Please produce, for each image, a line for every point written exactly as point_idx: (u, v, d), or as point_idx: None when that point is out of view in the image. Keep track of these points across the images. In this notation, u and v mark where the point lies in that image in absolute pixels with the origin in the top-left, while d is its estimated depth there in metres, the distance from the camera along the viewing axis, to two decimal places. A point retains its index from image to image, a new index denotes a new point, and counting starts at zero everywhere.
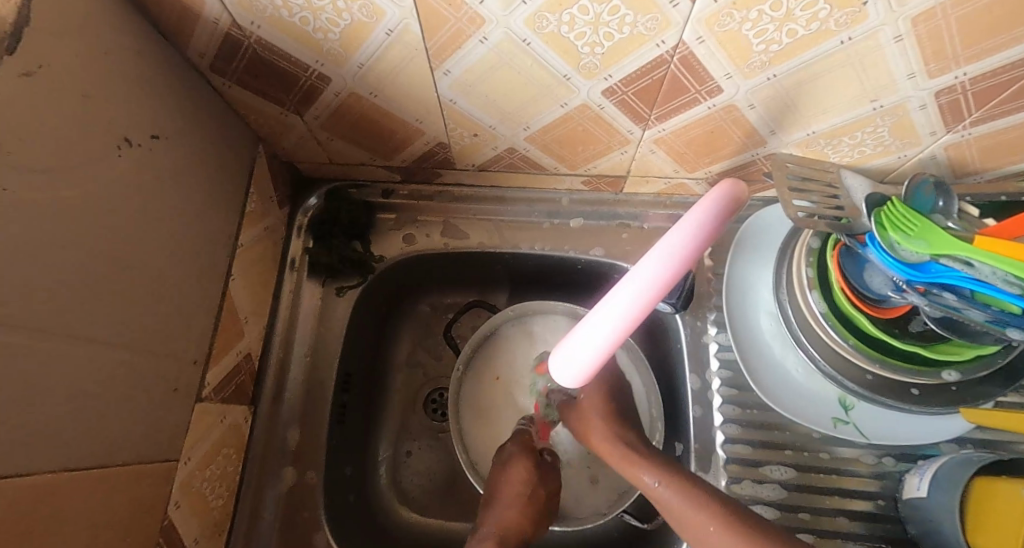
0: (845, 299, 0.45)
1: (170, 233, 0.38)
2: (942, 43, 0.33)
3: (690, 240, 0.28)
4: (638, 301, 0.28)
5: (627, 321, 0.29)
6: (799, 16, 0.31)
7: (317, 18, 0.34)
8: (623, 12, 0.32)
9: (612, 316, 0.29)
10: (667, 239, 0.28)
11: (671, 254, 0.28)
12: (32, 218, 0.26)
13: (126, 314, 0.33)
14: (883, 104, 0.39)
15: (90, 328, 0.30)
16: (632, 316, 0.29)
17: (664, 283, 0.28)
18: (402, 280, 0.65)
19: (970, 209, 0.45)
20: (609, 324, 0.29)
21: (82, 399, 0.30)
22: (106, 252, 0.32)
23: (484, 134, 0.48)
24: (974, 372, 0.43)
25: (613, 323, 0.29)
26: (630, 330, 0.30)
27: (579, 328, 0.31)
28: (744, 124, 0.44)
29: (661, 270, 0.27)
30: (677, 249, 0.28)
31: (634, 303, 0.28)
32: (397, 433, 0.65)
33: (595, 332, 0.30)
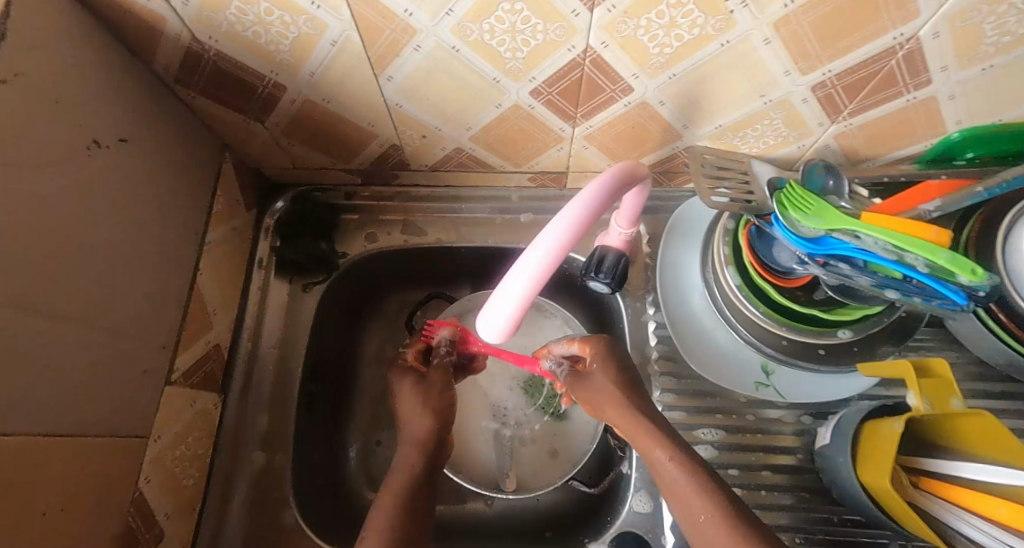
0: (756, 272, 0.51)
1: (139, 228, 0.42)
2: (804, 45, 0.39)
3: (590, 208, 0.33)
4: (548, 257, 0.33)
5: (540, 274, 0.33)
6: (681, 23, 0.37)
7: (268, 31, 0.38)
8: (534, 21, 0.37)
9: (527, 272, 0.33)
10: (571, 205, 0.32)
11: (557, 238, 0.32)
12: (9, 207, 0.30)
13: (98, 297, 0.37)
14: (771, 99, 0.45)
15: (62, 307, 0.34)
16: (539, 276, 0.33)
17: (569, 240, 0.32)
18: (368, 276, 0.69)
19: (861, 191, 0.52)
20: (511, 298, 0.35)
21: (56, 372, 0.33)
22: (83, 240, 0.36)
23: (431, 135, 0.53)
24: (865, 331, 0.49)
25: (529, 276, 0.33)
26: (542, 283, 0.34)
27: (489, 303, 0.36)
28: (660, 119, 0.49)
29: (548, 253, 0.32)
30: (563, 233, 0.32)
31: (543, 260, 0.33)
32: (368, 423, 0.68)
33: (499, 306, 0.35)
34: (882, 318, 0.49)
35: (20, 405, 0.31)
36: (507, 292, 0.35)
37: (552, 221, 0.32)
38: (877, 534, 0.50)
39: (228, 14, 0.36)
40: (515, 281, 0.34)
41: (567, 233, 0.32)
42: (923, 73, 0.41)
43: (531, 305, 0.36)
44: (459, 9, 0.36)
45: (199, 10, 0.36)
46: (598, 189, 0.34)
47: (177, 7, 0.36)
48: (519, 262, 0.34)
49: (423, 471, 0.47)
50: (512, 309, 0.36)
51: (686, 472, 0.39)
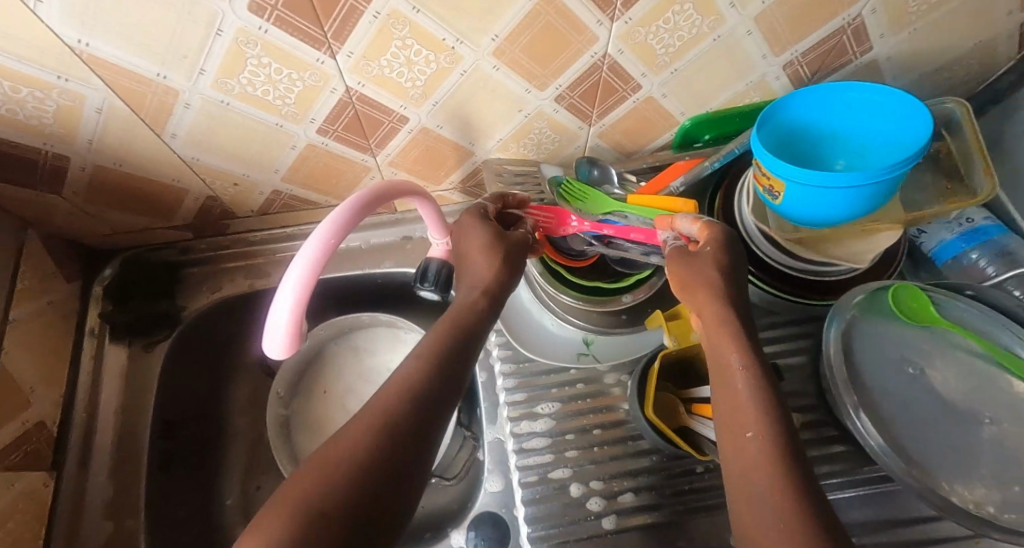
0: (551, 258, 0.59)
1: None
2: (526, 67, 0.47)
3: (341, 225, 0.37)
4: (304, 272, 0.35)
5: (302, 289, 0.35)
6: (417, 60, 0.44)
7: (24, 107, 0.40)
8: (286, 71, 0.42)
9: (289, 289, 0.35)
10: (321, 225, 0.36)
11: (304, 269, 0.35)
12: None
13: None
14: (529, 112, 0.54)
15: None
16: (302, 291, 0.36)
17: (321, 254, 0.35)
18: (220, 327, 0.70)
19: (631, 178, 0.63)
20: (277, 336, 0.36)
21: None
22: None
23: (242, 182, 0.56)
24: (643, 293, 0.58)
25: (293, 293, 0.35)
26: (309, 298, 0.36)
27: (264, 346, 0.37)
28: (447, 140, 0.56)
29: (298, 284, 0.35)
30: (309, 263, 0.35)
31: (301, 276, 0.35)
32: (244, 472, 0.68)
33: (270, 346, 0.37)
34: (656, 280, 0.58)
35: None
36: (273, 331, 0.36)
37: (307, 241, 0.35)
38: (691, 464, 0.57)
39: None
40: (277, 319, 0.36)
41: (312, 262, 0.35)
42: (631, 80, 0.52)
43: (304, 338, 0.38)
44: (209, 67, 0.40)
45: None
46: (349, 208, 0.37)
47: None
48: (283, 283, 0.36)
49: (384, 444, 0.32)
50: (284, 347, 0.37)
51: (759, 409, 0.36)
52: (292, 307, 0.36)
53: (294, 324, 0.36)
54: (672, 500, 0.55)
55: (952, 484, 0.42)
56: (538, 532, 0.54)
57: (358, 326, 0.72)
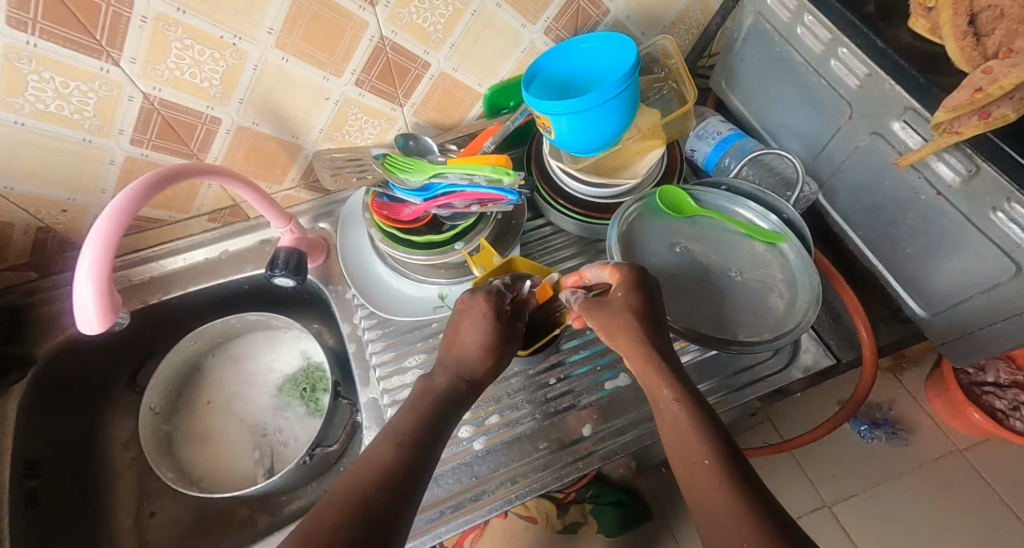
0: (388, 225, 0.65)
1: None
2: (313, 56, 0.54)
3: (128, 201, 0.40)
4: (98, 249, 0.39)
5: (98, 263, 0.39)
6: (205, 60, 0.49)
7: None
8: (73, 83, 0.46)
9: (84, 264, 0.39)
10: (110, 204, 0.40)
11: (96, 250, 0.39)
12: None
13: None
14: (336, 99, 0.60)
15: None
16: (98, 265, 0.39)
17: (112, 230, 0.39)
18: (82, 364, 0.69)
19: (451, 148, 0.71)
20: (89, 314, 0.40)
21: None
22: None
23: (71, 207, 0.58)
24: (473, 239, 0.65)
25: (90, 268, 0.39)
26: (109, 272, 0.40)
27: (81, 329, 0.41)
28: (270, 137, 0.62)
29: (94, 264, 0.39)
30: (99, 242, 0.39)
31: (94, 251, 0.39)
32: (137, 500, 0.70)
33: (84, 324, 0.40)
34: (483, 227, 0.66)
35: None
36: (83, 311, 0.40)
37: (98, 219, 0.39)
38: (546, 378, 0.64)
39: None
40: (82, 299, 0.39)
41: (102, 238, 0.39)
42: (417, 58, 0.60)
43: (119, 312, 0.41)
44: None
45: None
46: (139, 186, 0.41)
47: None
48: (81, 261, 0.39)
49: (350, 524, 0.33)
50: (99, 324, 0.40)
51: (686, 410, 0.41)
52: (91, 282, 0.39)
53: (99, 298, 0.39)
54: (533, 411, 0.62)
55: (716, 326, 0.53)
56: None
57: (235, 335, 0.75)
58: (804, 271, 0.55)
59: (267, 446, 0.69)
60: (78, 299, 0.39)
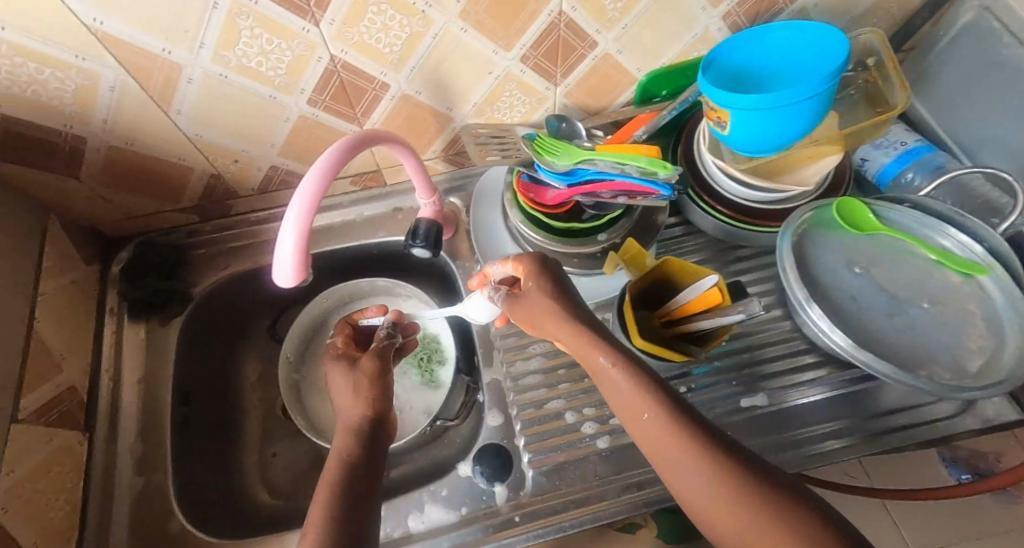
0: (531, 207, 0.64)
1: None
2: (490, 27, 0.53)
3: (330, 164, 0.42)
4: (304, 208, 0.40)
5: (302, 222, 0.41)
6: (393, 26, 0.50)
7: (47, 89, 0.45)
8: (277, 41, 0.47)
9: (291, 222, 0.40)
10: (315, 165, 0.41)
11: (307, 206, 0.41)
12: None
13: None
14: (498, 74, 0.59)
15: None
16: (301, 224, 0.41)
17: (316, 192, 0.41)
18: (227, 306, 0.74)
19: (598, 134, 0.68)
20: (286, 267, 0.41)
21: None
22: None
23: (243, 158, 0.62)
24: (616, 231, 0.61)
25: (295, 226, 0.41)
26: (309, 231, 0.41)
27: (274, 279, 0.43)
28: (427, 107, 0.62)
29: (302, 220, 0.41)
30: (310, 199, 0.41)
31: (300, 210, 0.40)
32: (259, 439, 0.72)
33: (279, 276, 0.42)
34: (626, 220, 0.62)
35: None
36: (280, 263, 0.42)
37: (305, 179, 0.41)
38: (675, 385, 0.61)
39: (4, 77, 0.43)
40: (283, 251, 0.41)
41: (310, 198, 0.40)
42: (587, 37, 0.57)
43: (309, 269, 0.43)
44: (208, 41, 0.45)
45: None
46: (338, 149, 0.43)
47: None
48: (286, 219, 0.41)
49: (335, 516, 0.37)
50: (292, 277, 0.42)
51: (632, 375, 0.41)
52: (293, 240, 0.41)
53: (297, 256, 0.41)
54: None
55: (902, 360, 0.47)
56: (538, 456, 0.58)
57: (360, 296, 0.77)
58: (1012, 314, 0.48)
59: (385, 409, 0.71)
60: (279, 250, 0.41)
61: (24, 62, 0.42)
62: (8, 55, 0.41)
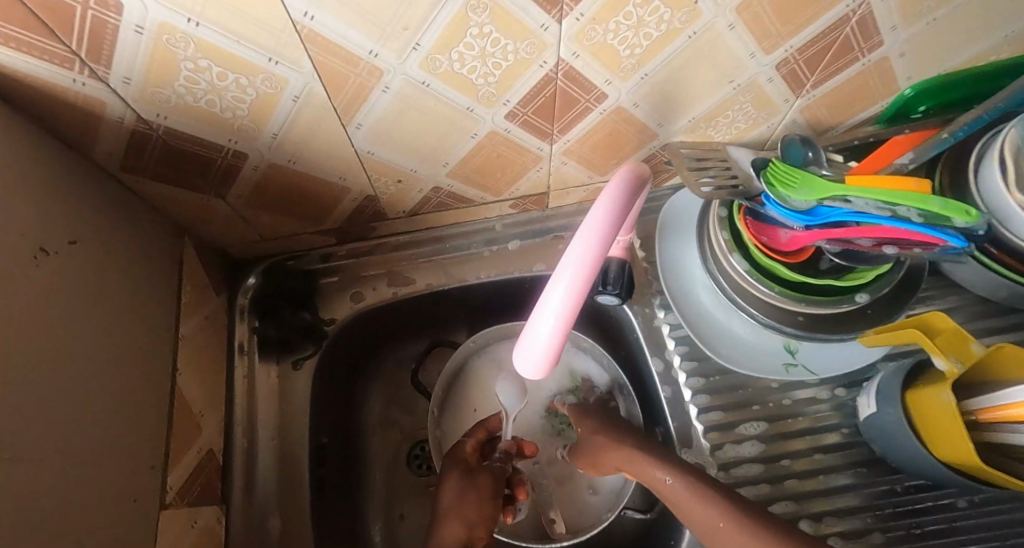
0: (761, 254, 0.50)
1: (104, 350, 0.37)
2: (765, 24, 0.39)
3: (607, 220, 0.31)
4: (574, 282, 0.31)
5: (570, 300, 0.31)
6: (649, 21, 0.37)
7: (223, 98, 0.36)
8: (504, 42, 0.36)
9: (556, 301, 0.31)
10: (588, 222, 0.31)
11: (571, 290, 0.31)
12: None
13: (76, 435, 0.32)
14: (739, 83, 0.46)
15: (43, 446, 0.29)
16: (569, 304, 0.31)
17: (592, 260, 0.31)
18: (358, 341, 0.65)
19: (837, 157, 0.52)
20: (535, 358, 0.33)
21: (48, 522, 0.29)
22: (45, 372, 0.31)
23: (407, 178, 0.51)
24: (880, 290, 0.48)
25: (559, 306, 0.31)
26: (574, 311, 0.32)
27: (516, 363, 0.34)
28: (636, 122, 0.49)
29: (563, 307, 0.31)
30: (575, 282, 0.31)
31: (570, 286, 0.31)
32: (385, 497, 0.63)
33: (523, 367, 0.34)
34: (892, 276, 0.49)
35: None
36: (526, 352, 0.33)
37: (575, 242, 0.31)
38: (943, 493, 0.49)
39: (177, 85, 0.34)
40: (534, 339, 0.32)
41: (584, 270, 0.30)
42: (875, 36, 0.43)
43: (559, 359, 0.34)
44: (425, 42, 0.34)
45: (144, 86, 0.33)
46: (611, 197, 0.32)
47: (117, 86, 0.33)
48: (546, 293, 0.32)
49: None
50: (540, 370, 0.34)
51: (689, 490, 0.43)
52: (555, 321, 0.31)
53: (556, 339, 0.32)
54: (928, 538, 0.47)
55: None
56: None
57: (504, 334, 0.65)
58: None
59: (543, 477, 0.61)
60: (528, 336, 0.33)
61: (206, 65, 0.32)
62: (191, 57, 0.31)
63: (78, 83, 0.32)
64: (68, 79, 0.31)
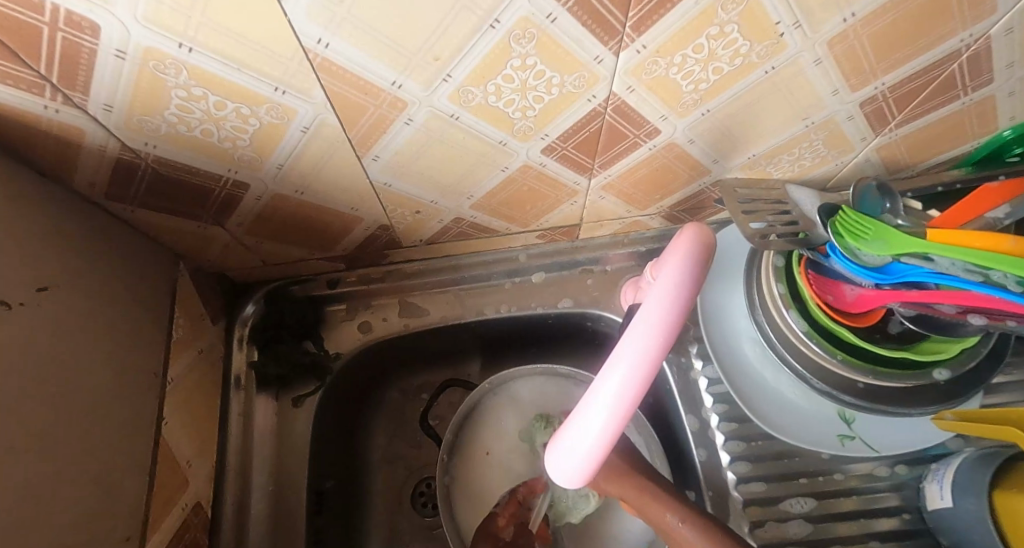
0: (823, 314, 0.44)
1: (79, 412, 0.32)
2: (859, 60, 0.33)
3: (675, 294, 0.29)
4: (639, 359, 0.27)
5: (633, 379, 0.27)
6: (722, 54, 0.31)
7: (221, 128, 0.31)
8: (549, 74, 0.30)
9: (616, 378, 0.27)
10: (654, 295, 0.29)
11: (624, 396, 0.27)
12: None
13: (41, 521, 0.28)
14: (814, 121, 0.40)
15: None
16: (631, 384, 0.27)
17: (659, 335, 0.28)
18: (366, 372, 0.60)
19: (914, 204, 0.46)
20: (574, 468, 0.28)
21: None
22: (3, 455, 0.26)
23: (427, 210, 0.46)
24: (963, 366, 0.42)
25: (619, 386, 0.27)
26: (637, 395, 0.27)
27: (557, 456, 0.29)
28: (688, 158, 0.43)
29: (614, 415, 0.27)
30: (632, 386, 0.27)
31: (634, 361, 0.27)
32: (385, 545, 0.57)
33: (556, 475, 0.29)
34: (978, 348, 0.43)
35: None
36: (565, 458, 0.28)
37: (640, 315, 0.28)
38: None
39: (166, 114, 0.29)
40: (573, 449, 0.28)
41: (650, 345, 0.27)
42: (987, 73, 0.36)
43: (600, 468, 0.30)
44: (457, 73, 0.28)
45: (128, 115, 0.28)
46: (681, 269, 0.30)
47: (98, 115, 0.28)
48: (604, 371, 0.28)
49: None
50: (578, 479, 0.29)
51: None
52: (613, 404, 0.27)
53: (611, 427, 0.27)
54: None
55: None
56: None
57: (522, 373, 0.60)
58: None
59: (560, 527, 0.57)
60: (564, 442, 0.28)
61: (202, 93, 0.27)
62: (183, 85, 0.26)
63: (50, 110, 0.27)
64: (38, 105, 0.26)
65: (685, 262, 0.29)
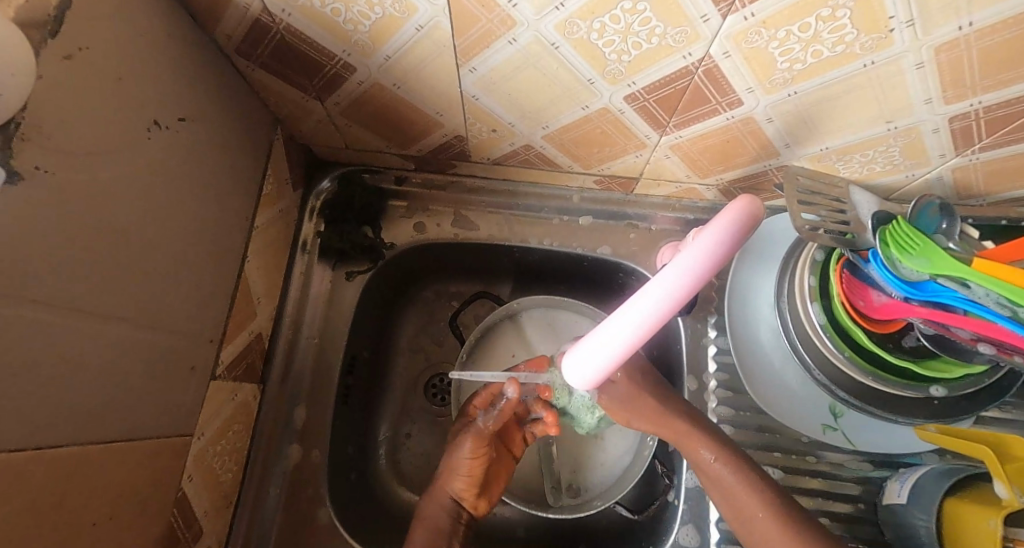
0: (844, 312, 0.47)
1: (192, 231, 0.38)
2: (960, 72, 0.33)
3: (706, 258, 0.28)
4: (655, 309, 0.29)
5: (646, 323, 0.30)
6: (826, 38, 0.32)
7: (350, 10, 0.34)
8: (654, 23, 0.32)
9: (632, 318, 0.30)
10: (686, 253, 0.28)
11: (627, 341, 0.31)
12: (81, 203, 0.28)
13: (155, 305, 0.35)
14: (898, 125, 0.40)
15: (123, 307, 0.32)
16: (644, 325, 0.30)
17: (681, 291, 0.29)
18: (411, 268, 0.66)
19: (972, 232, 0.46)
20: (582, 377, 0.35)
21: (118, 374, 0.32)
22: (136, 245, 0.32)
23: (503, 130, 0.49)
24: (962, 389, 0.45)
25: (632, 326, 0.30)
26: (649, 333, 0.30)
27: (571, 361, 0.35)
28: (761, 137, 0.44)
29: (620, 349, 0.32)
30: (639, 331, 0.30)
31: (651, 309, 0.29)
32: (397, 415, 0.66)
33: (569, 377, 0.36)
34: (984, 378, 0.45)
35: (45, 432, 0.27)
36: (577, 365, 0.34)
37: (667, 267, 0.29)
38: None
39: None
40: (582, 363, 0.34)
41: (669, 299, 0.29)
42: None
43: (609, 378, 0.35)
44: (570, 4, 0.31)
45: None
46: (723, 232, 0.28)
47: None
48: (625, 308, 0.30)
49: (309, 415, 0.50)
50: (586, 385, 0.35)
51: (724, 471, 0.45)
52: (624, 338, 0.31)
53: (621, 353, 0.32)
54: None
55: None
56: None
57: (546, 303, 0.65)
58: None
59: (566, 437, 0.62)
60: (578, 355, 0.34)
61: None
62: None
63: None
64: None
65: (727, 226, 0.28)
